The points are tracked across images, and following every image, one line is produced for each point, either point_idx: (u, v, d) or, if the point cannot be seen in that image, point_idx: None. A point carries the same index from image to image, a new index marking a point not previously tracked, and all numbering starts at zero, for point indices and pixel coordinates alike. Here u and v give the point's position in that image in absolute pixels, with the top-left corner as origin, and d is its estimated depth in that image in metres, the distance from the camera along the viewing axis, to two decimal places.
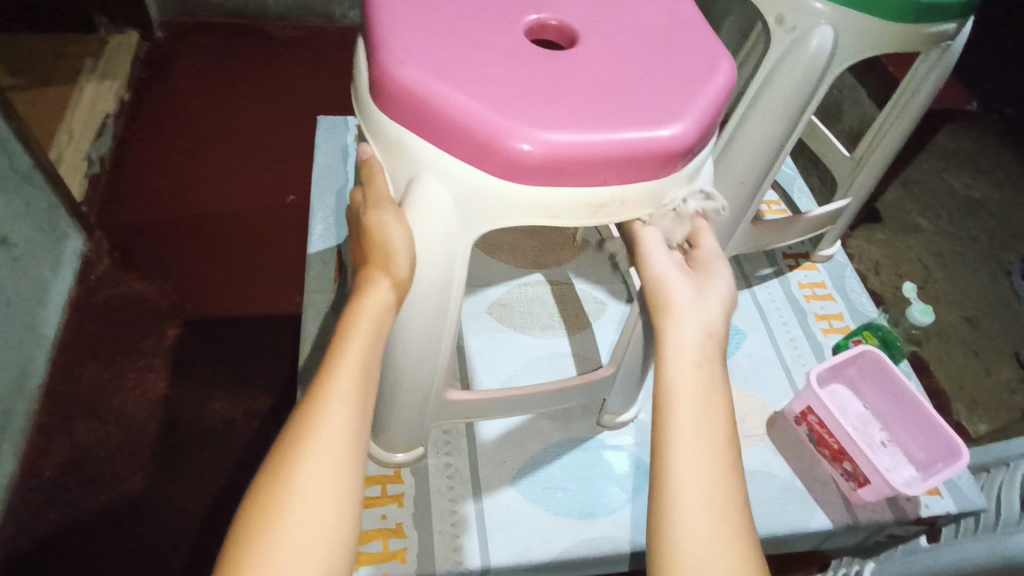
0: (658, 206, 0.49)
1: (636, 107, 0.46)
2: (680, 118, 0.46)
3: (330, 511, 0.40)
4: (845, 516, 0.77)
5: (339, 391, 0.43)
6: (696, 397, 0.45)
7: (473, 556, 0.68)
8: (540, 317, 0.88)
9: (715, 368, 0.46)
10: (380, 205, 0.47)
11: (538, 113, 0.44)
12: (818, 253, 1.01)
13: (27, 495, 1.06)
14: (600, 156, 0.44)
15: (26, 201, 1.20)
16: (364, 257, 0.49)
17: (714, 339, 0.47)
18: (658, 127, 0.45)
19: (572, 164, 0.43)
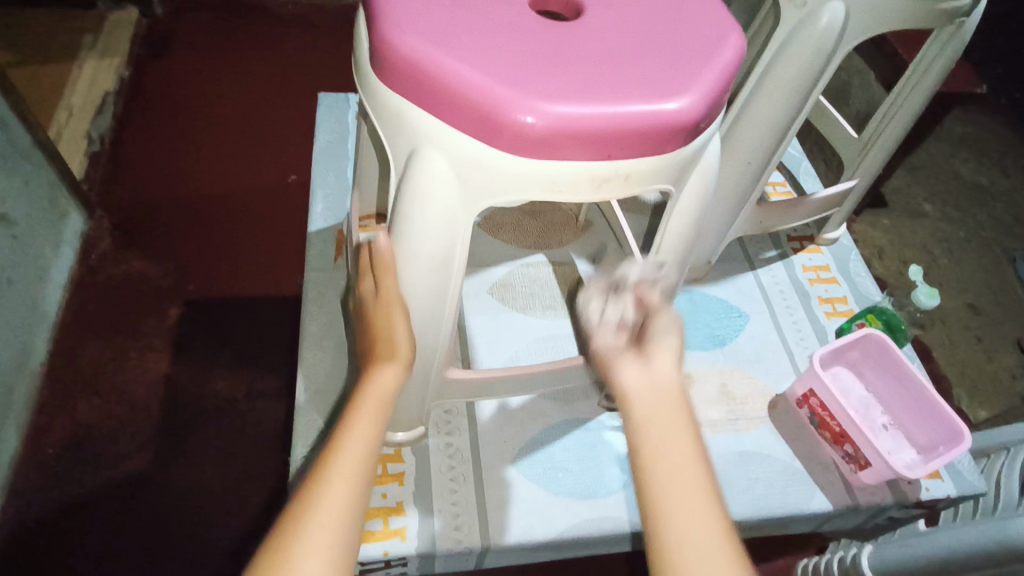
0: (664, 182, 0.49)
1: (641, 79, 0.44)
2: (687, 92, 0.45)
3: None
4: (845, 499, 0.77)
5: (337, 468, 0.41)
6: (663, 451, 0.42)
7: (473, 534, 0.69)
8: (542, 298, 0.87)
9: (684, 424, 0.43)
10: (391, 307, 0.51)
11: (541, 84, 0.43)
12: (823, 236, 1.00)
13: (32, 471, 1.07)
14: (605, 129, 0.43)
15: (26, 179, 1.19)
16: (367, 342, 0.52)
17: (675, 397, 0.45)
18: (664, 100, 0.44)
19: (576, 137, 0.43)
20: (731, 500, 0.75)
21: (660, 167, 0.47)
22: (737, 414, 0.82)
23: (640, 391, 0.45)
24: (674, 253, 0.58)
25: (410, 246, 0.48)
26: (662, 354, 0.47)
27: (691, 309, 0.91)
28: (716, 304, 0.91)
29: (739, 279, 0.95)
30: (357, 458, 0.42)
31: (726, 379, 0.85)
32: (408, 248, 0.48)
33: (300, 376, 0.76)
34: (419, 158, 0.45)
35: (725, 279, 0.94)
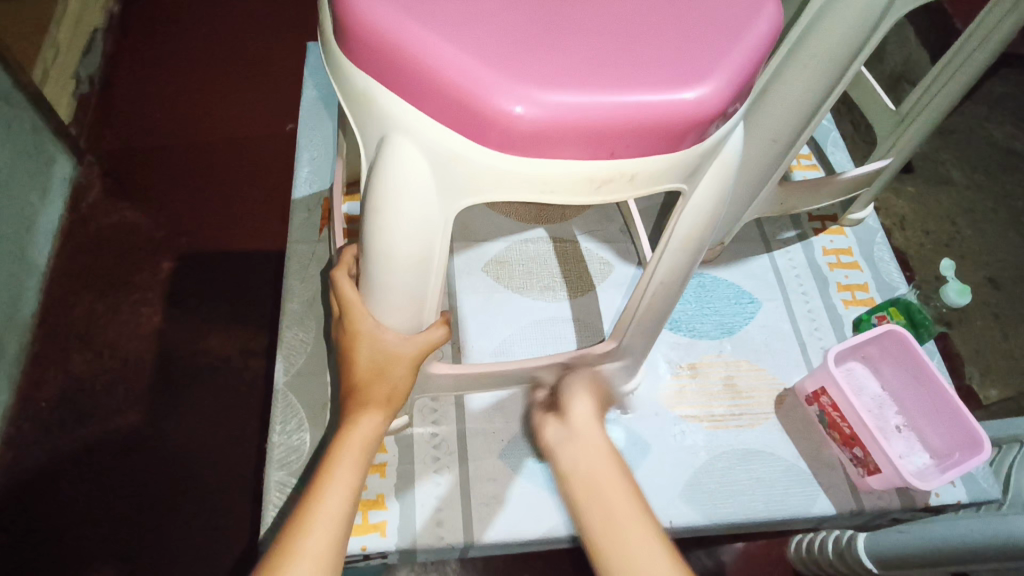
0: (675, 180, 0.42)
1: (655, 61, 0.37)
2: (708, 76, 0.38)
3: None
4: (850, 503, 0.73)
5: (324, 517, 0.46)
6: (601, 496, 0.49)
7: (455, 529, 0.66)
8: (540, 276, 0.82)
9: (610, 468, 0.50)
10: (397, 364, 0.53)
11: (534, 65, 0.36)
12: (848, 217, 0.92)
13: (23, 425, 1.05)
14: (609, 122, 0.36)
15: (8, 122, 1.13)
16: (353, 386, 0.54)
17: (600, 448, 0.52)
18: (681, 88, 0.37)
19: (573, 131, 0.36)
20: (729, 500, 0.72)
21: (672, 165, 0.40)
22: (742, 409, 0.78)
23: (568, 452, 0.53)
24: (684, 250, 0.51)
25: (384, 244, 0.42)
26: (581, 412, 0.55)
27: (700, 294, 0.85)
28: (727, 289, 0.85)
29: (754, 262, 0.88)
30: (346, 492, 0.48)
31: (732, 371, 0.80)
32: (381, 245, 0.42)
33: (279, 356, 0.72)
34: (390, 148, 0.38)
35: (738, 262, 0.88)
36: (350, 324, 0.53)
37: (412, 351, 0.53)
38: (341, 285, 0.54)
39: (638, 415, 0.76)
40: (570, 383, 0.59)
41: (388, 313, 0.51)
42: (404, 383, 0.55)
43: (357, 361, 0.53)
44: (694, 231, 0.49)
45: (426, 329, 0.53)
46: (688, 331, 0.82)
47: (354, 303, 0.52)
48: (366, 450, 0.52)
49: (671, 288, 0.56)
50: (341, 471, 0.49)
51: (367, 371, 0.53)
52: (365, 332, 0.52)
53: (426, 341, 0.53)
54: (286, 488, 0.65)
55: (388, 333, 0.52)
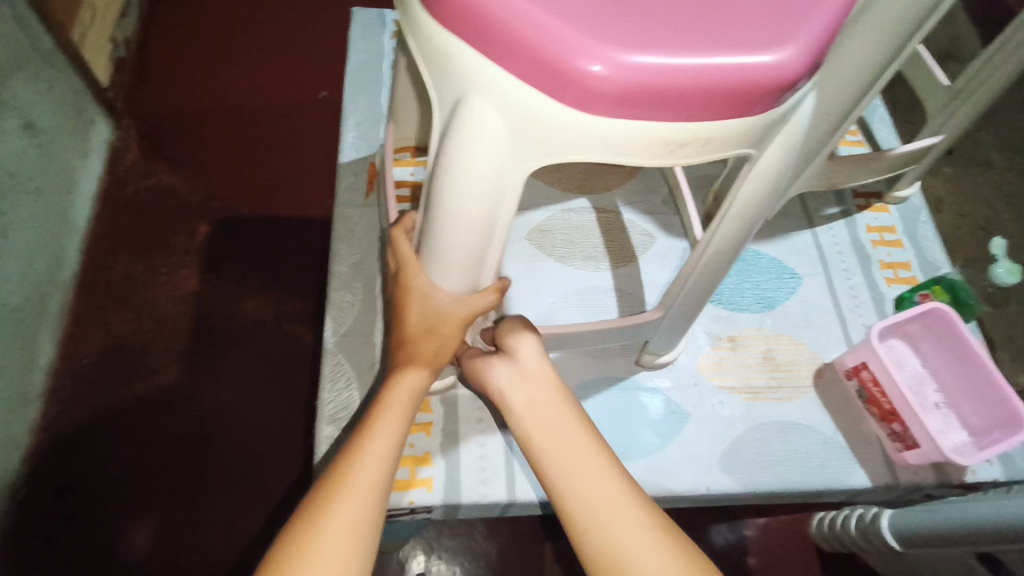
0: (743, 147, 0.42)
1: (736, 24, 0.38)
2: (787, 41, 0.38)
3: (365, 532, 0.45)
4: (885, 477, 0.74)
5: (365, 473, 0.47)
6: (545, 427, 0.51)
7: (498, 487, 0.68)
8: (583, 246, 0.82)
9: (557, 404, 0.52)
10: (443, 323, 0.55)
11: (617, 26, 0.36)
12: (893, 194, 0.91)
13: (68, 380, 1.09)
14: (687, 85, 0.37)
15: (50, 83, 1.14)
16: (402, 343, 0.56)
17: (546, 382, 0.54)
18: (760, 52, 0.37)
19: (652, 94, 0.37)
20: (764, 469, 0.73)
21: (744, 131, 0.41)
22: (780, 382, 0.78)
23: (522, 392, 0.54)
24: (743, 218, 0.51)
25: (452, 203, 0.43)
26: (528, 348, 0.56)
27: (741, 267, 0.85)
28: (769, 264, 0.85)
29: (797, 236, 0.88)
30: (391, 432, 0.51)
31: (772, 345, 0.80)
32: (449, 205, 0.43)
33: (328, 316, 0.74)
34: (467, 107, 0.39)
35: (780, 237, 0.88)
36: (405, 281, 0.54)
37: (462, 313, 0.54)
38: (399, 244, 0.55)
39: (677, 385, 0.77)
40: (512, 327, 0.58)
41: (445, 274, 0.52)
42: (451, 343, 0.56)
43: (408, 317, 0.56)
44: (755, 198, 0.49)
45: (479, 292, 0.54)
46: (729, 304, 0.82)
47: (410, 261, 0.54)
48: (410, 407, 0.54)
49: (724, 257, 0.56)
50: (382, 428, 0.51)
51: (416, 327, 0.55)
52: (418, 289, 0.54)
53: (477, 304, 0.53)
54: (336, 442, 0.67)
55: (441, 293, 0.53)
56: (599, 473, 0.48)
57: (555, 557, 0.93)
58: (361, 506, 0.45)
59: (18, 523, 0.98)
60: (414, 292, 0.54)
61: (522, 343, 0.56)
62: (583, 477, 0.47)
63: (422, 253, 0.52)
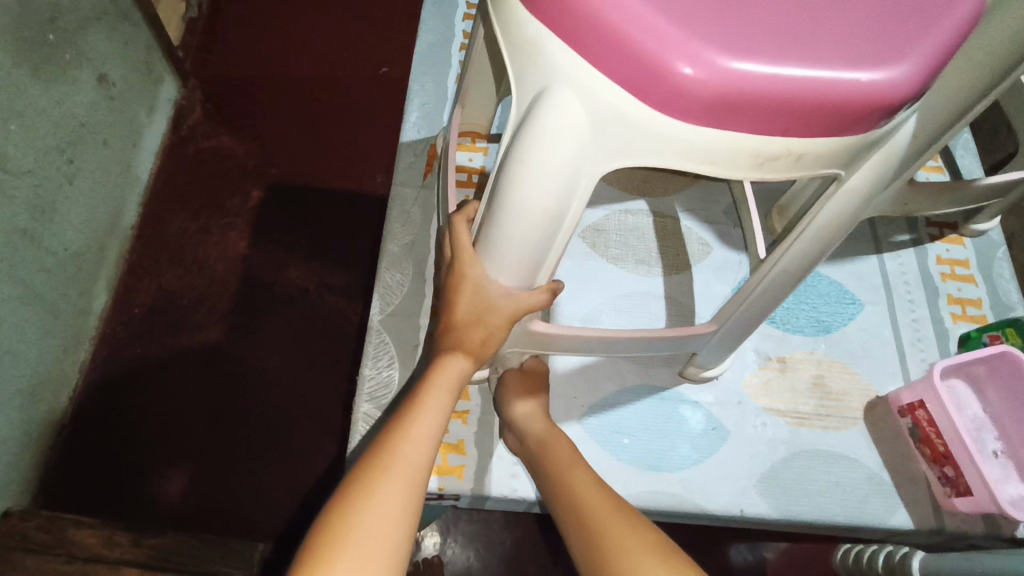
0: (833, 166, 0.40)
1: (844, 40, 0.36)
2: (891, 61, 0.36)
3: (413, 496, 0.47)
4: (930, 521, 0.71)
5: (415, 439, 0.50)
6: (554, 474, 0.58)
7: (529, 485, 0.67)
8: (637, 249, 0.80)
9: (560, 452, 0.60)
10: (488, 317, 0.54)
11: (718, 32, 0.35)
12: (970, 226, 0.87)
13: (120, 326, 1.13)
14: (783, 97, 0.35)
15: (125, 39, 1.17)
16: (449, 330, 0.57)
17: (553, 436, 0.62)
18: (860, 69, 0.35)
19: (749, 104, 0.35)
20: (803, 498, 0.71)
21: (836, 150, 0.39)
22: (829, 411, 0.75)
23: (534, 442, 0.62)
24: (820, 239, 0.49)
25: (523, 195, 0.42)
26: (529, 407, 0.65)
27: (799, 287, 0.82)
28: (829, 287, 0.82)
29: (861, 261, 0.84)
30: (437, 418, 0.53)
31: (823, 371, 0.77)
32: (519, 197, 0.42)
33: (376, 294, 0.74)
34: (551, 98, 0.38)
35: (844, 260, 0.84)
36: (460, 269, 0.53)
37: (514, 307, 0.53)
38: (458, 230, 0.55)
39: (719, 401, 0.75)
40: (512, 380, 0.67)
41: (502, 268, 0.51)
42: (498, 335, 0.55)
43: (457, 305, 0.55)
44: (834, 219, 0.47)
45: (532, 290, 0.53)
46: (782, 324, 0.79)
47: (466, 248, 0.53)
48: (455, 389, 0.55)
49: (790, 278, 0.54)
50: (432, 405, 0.53)
51: (466, 314, 0.55)
52: (471, 278, 0.53)
53: (528, 301, 0.53)
54: (372, 419, 0.68)
55: (494, 285, 0.52)
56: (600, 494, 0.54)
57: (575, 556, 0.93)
58: (409, 476, 0.48)
59: (61, 459, 1.02)
60: (464, 282, 0.54)
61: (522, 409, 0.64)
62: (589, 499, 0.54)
63: (479, 244, 0.52)
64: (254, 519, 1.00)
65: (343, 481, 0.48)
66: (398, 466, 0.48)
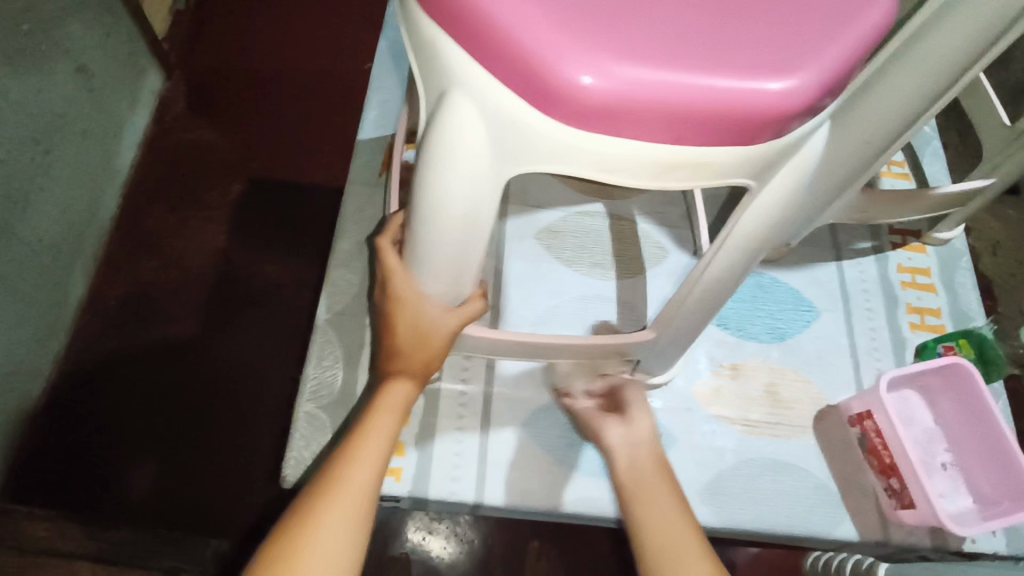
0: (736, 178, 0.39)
1: (738, 48, 0.35)
2: (788, 70, 0.35)
3: (361, 522, 0.48)
4: (876, 534, 0.70)
5: (364, 463, 0.50)
6: (651, 489, 0.54)
7: (468, 487, 0.67)
8: (591, 252, 0.80)
9: (653, 471, 0.56)
10: (429, 338, 0.55)
11: (605, 35, 0.34)
12: (933, 235, 0.86)
13: (94, 317, 1.13)
14: (670, 105, 0.34)
15: (106, 30, 1.17)
16: (388, 351, 0.57)
17: (650, 450, 0.58)
18: (753, 77, 0.34)
19: (635, 110, 0.34)
20: (748, 507, 0.70)
21: (734, 161, 0.38)
22: (779, 419, 0.75)
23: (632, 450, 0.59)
24: (742, 251, 0.47)
25: (432, 200, 0.41)
26: (642, 420, 0.61)
27: (756, 293, 0.81)
28: (786, 294, 0.81)
29: (820, 268, 0.83)
30: (386, 438, 0.53)
31: (776, 379, 0.77)
32: (429, 202, 0.41)
33: (324, 293, 0.74)
34: (448, 105, 0.37)
35: (803, 267, 0.83)
36: (394, 293, 0.54)
37: (451, 323, 0.54)
38: (385, 255, 0.54)
39: (668, 408, 0.74)
40: (637, 398, 0.64)
41: (430, 284, 0.51)
42: (440, 356, 0.57)
43: (398, 331, 0.55)
44: (753, 234, 0.46)
45: (464, 302, 0.55)
46: (736, 330, 0.79)
47: (398, 273, 0.53)
48: (399, 411, 0.55)
49: (722, 287, 0.52)
50: (378, 427, 0.53)
51: (407, 341, 0.55)
52: (407, 300, 0.54)
53: (465, 313, 0.55)
54: (313, 419, 0.68)
55: (430, 302, 0.53)
56: (676, 524, 0.52)
57: (536, 556, 0.94)
58: (356, 503, 0.48)
59: (36, 449, 1.02)
60: (397, 305, 0.54)
61: (638, 412, 0.62)
62: (664, 529, 0.51)
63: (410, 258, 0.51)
64: (222, 515, 0.99)
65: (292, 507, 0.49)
66: (349, 490, 0.48)
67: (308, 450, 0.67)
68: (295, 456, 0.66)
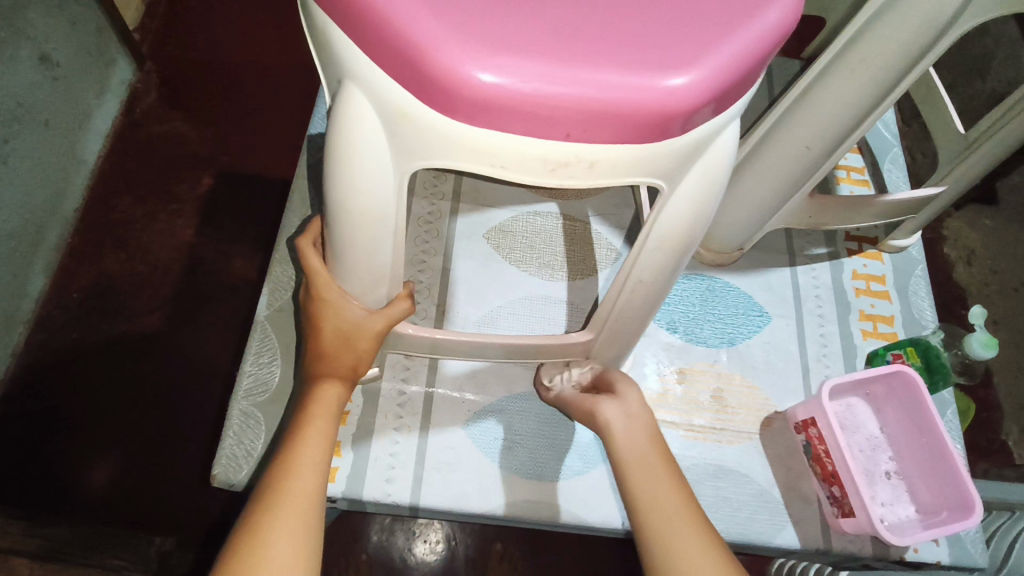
0: (639, 178, 0.38)
1: (626, 45, 0.34)
2: (676, 68, 0.34)
3: (310, 535, 0.46)
4: (818, 542, 0.69)
5: (301, 474, 0.49)
6: (637, 455, 0.55)
7: (403, 489, 0.66)
8: (543, 253, 0.79)
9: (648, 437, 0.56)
10: (354, 338, 0.54)
11: (489, 29, 0.33)
12: (888, 242, 0.85)
13: (54, 310, 1.10)
14: (555, 99, 0.33)
15: (73, 18, 1.15)
16: (317, 354, 0.56)
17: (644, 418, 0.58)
18: (639, 74, 0.34)
19: (519, 105, 0.33)
20: None
21: (632, 159, 0.37)
22: (724, 425, 0.74)
23: (619, 424, 0.58)
24: (664, 250, 0.46)
25: (335, 193, 0.40)
26: (631, 390, 0.60)
27: (707, 297, 0.81)
28: (737, 298, 0.81)
29: (774, 273, 0.83)
30: (322, 445, 0.51)
31: (723, 384, 0.76)
32: (333, 196, 0.40)
33: (264, 289, 0.73)
34: (345, 98, 0.36)
35: (757, 271, 0.83)
36: (317, 294, 0.53)
37: (377, 324, 0.54)
38: (307, 255, 0.54)
39: None
40: (618, 373, 0.63)
41: (353, 283, 0.51)
42: (368, 357, 0.56)
43: (323, 331, 0.55)
44: (672, 234, 0.44)
45: (389, 303, 0.54)
46: (685, 334, 0.78)
47: (320, 275, 0.53)
48: (332, 418, 0.54)
49: (651, 288, 0.51)
50: (312, 435, 0.51)
51: (334, 340, 0.55)
52: (331, 302, 0.53)
53: (391, 316, 0.54)
54: (246, 417, 0.66)
55: (354, 304, 0.53)
56: (668, 489, 0.52)
57: (499, 559, 0.93)
58: (303, 517, 0.46)
59: None
60: (321, 303, 0.54)
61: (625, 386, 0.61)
62: (655, 488, 0.52)
63: (330, 257, 0.50)
64: (177, 513, 0.97)
65: (233, 533, 0.46)
66: (289, 506, 0.47)
67: (240, 448, 0.65)
68: (226, 453, 0.64)
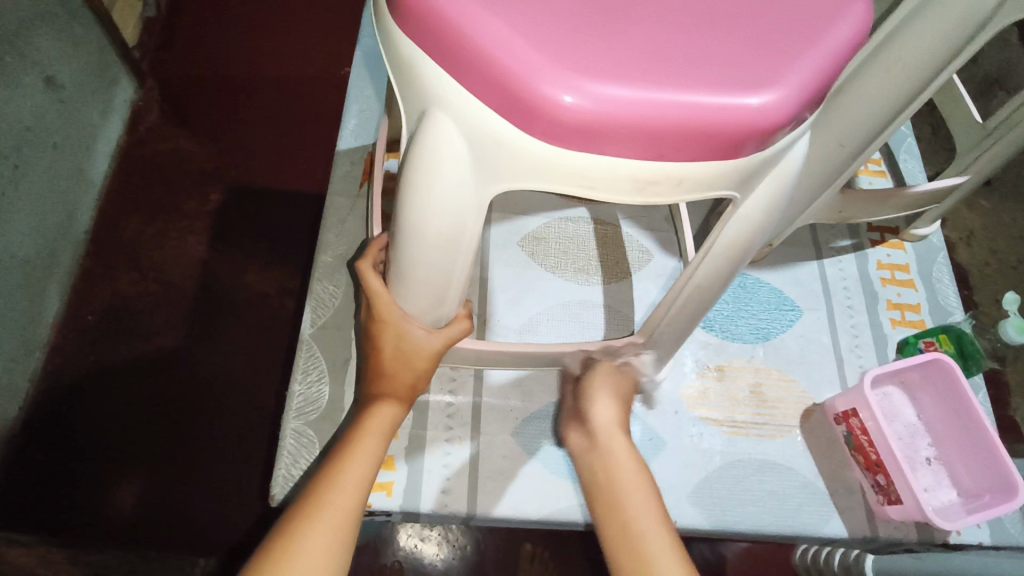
0: (710, 193, 0.40)
1: (715, 67, 0.35)
2: (765, 86, 0.35)
3: (342, 548, 0.46)
4: (864, 529, 0.71)
5: (343, 487, 0.49)
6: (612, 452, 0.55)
7: (459, 499, 0.67)
8: (575, 257, 0.80)
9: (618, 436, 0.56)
10: (411, 359, 0.55)
11: (585, 56, 0.34)
12: (910, 231, 0.87)
13: (71, 334, 1.09)
14: (650, 122, 0.34)
15: (75, 40, 1.13)
16: (374, 374, 0.57)
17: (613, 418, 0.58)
18: (731, 94, 0.35)
19: (614, 127, 0.34)
20: (737, 509, 0.70)
21: (714, 174, 0.38)
22: (765, 419, 0.75)
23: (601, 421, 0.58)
24: (727, 257, 0.47)
25: (411, 217, 0.41)
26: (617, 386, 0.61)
27: (740, 295, 0.82)
28: (768, 294, 0.82)
29: (802, 267, 0.85)
30: (370, 461, 0.52)
31: (761, 379, 0.77)
32: (411, 219, 0.41)
33: (307, 307, 0.73)
34: (429, 126, 0.37)
35: (784, 266, 0.84)
36: (377, 315, 0.54)
37: (436, 344, 0.55)
38: (367, 276, 0.54)
39: (658, 411, 0.75)
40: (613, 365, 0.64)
41: (416, 304, 0.52)
42: (425, 376, 0.57)
43: (382, 350, 0.55)
44: (735, 242, 0.46)
45: (447, 324, 0.55)
46: (720, 331, 0.80)
47: (380, 296, 0.53)
48: (384, 437, 0.54)
49: (708, 293, 0.52)
50: (360, 451, 0.52)
51: (392, 359, 0.55)
52: (392, 322, 0.54)
53: (448, 336, 0.55)
54: (299, 437, 0.67)
55: (415, 326, 0.54)
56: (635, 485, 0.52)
57: (530, 560, 0.94)
58: (339, 529, 0.46)
59: (15, 471, 0.99)
60: (380, 324, 0.54)
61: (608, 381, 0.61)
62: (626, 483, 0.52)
63: (392, 278, 0.51)
64: (209, 532, 0.97)
65: (268, 539, 0.46)
66: (328, 516, 0.46)
67: (296, 468, 0.66)
68: (283, 474, 0.65)
